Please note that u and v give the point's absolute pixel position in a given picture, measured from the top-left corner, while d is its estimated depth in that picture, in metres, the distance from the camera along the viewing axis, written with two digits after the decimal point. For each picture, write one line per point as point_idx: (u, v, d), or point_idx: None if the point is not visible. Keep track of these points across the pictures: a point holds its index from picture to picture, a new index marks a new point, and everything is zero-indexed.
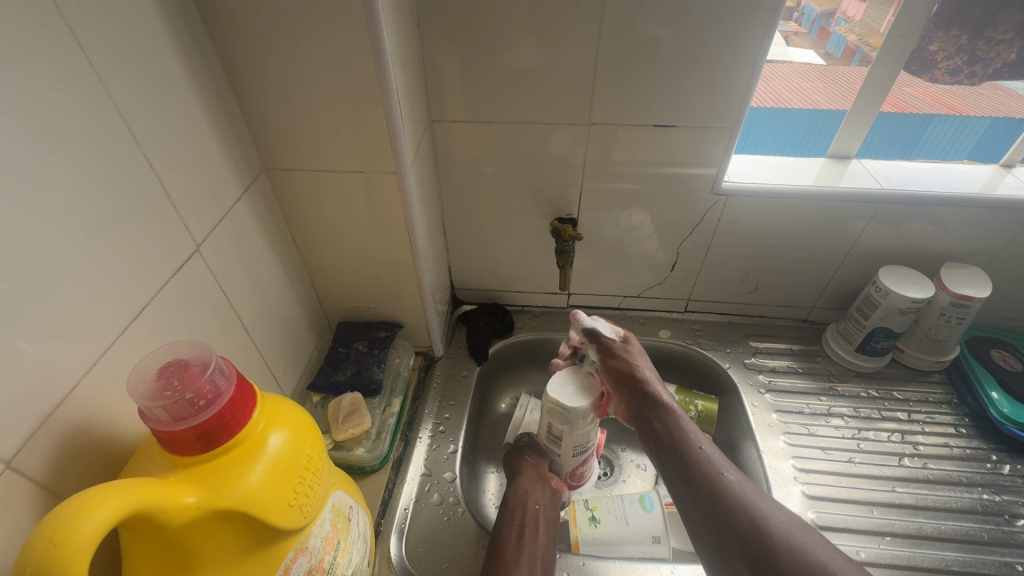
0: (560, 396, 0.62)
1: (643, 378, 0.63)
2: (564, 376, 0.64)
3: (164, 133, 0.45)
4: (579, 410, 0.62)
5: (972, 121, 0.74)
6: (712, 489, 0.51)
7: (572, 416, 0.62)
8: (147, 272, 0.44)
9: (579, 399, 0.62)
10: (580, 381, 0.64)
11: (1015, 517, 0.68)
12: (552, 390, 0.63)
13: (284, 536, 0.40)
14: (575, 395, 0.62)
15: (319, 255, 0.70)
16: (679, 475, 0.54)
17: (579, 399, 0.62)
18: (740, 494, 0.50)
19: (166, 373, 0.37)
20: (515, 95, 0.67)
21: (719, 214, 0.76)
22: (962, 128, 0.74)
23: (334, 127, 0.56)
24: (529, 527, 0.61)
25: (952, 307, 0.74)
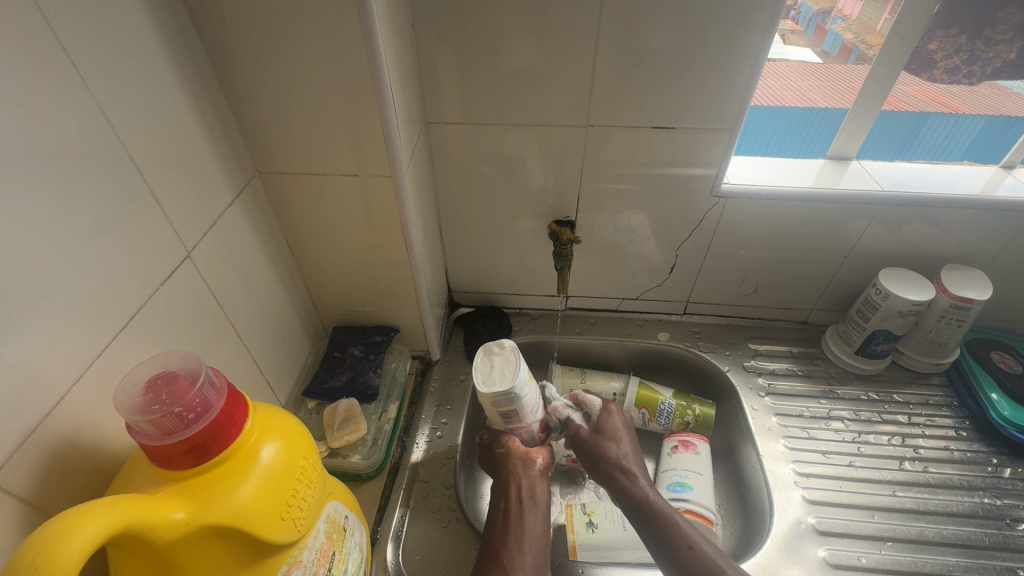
0: (491, 388, 0.57)
1: (621, 454, 0.66)
2: (480, 367, 0.59)
3: (154, 139, 0.44)
4: (515, 387, 0.58)
5: (968, 120, 0.73)
6: None
7: (512, 390, 0.58)
8: (137, 281, 0.43)
9: (505, 375, 0.58)
10: (494, 360, 0.59)
11: (1016, 521, 0.67)
12: (482, 389, 0.58)
13: (277, 550, 0.39)
14: (500, 375, 0.58)
15: (314, 259, 0.69)
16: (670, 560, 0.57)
17: (505, 370, 0.58)
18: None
19: (155, 386, 0.36)
20: (512, 96, 0.66)
21: (719, 216, 0.76)
22: (957, 128, 0.74)
23: (328, 130, 0.55)
24: (514, 510, 0.61)
25: (953, 309, 0.73)
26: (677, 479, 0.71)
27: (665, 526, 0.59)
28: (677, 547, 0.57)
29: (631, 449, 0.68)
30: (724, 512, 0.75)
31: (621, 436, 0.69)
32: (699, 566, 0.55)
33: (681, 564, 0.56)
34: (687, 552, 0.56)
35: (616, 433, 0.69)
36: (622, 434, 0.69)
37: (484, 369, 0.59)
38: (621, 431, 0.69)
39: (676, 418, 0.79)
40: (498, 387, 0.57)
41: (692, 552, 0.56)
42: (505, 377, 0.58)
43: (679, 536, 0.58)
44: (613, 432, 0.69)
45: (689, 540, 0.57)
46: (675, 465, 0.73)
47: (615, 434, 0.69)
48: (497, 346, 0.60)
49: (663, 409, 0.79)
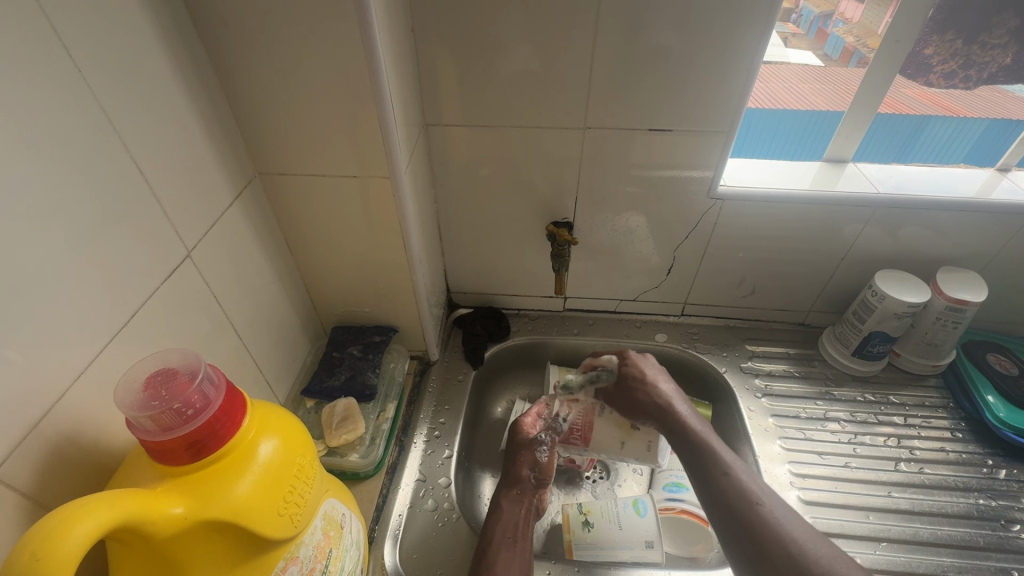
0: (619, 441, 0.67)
1: (657, 392, 0.65)
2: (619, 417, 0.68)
3: (154, 140, 0.45)
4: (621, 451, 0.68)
5: (971, 123, 0.73)
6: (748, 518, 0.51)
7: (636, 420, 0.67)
8: (137, 279, 0.44)
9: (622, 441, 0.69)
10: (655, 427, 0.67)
11: (1011, 522, 0.68)
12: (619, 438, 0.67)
13: (274, 546, 0.39)
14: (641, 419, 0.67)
15: (312, 260, 0.69)
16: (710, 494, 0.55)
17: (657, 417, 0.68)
18: (769, 514, 0.50)
19: (154, 383, 0.36)
20: (511, 98, 0.66)
21: (715, 218, 0.76)
22: (959, 130, 0.74)
23: (327, 132, 0.56)
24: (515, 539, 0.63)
25: (949, 311, 0.73)
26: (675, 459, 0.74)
27: (704, 456, 0.57)
28: (713, 475, 0.55)
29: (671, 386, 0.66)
30: None
31: (654, 376, 0.66)
32: (735, 493, 0.53)
33: (716, 490, 0.54)
34: (729, 483, 0.54)
35: (652, 375, 0.66)
36: (660, 377, 0.66)
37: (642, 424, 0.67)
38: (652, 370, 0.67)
39: None
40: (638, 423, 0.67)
41: (728, 478, 0.54)
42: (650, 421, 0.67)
43: (717, 464, 0.56)
44: (650, 371, 0.67)
45: (726, 468, 0.55)
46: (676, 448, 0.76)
47: (653, 376, 0.66)
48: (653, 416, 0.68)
49: None
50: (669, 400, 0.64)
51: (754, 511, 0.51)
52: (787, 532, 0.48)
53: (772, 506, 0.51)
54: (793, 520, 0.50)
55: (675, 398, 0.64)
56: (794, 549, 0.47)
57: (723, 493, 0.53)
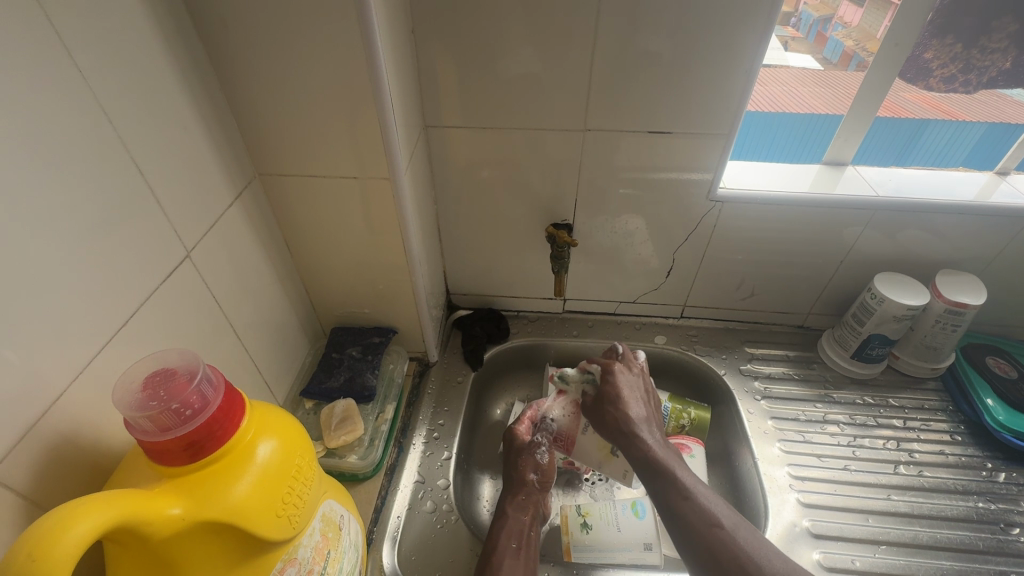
0: None
1: (627, 411, 0.62)
2: None
3: (155, 140, 0.45)
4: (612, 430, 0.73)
5: (970, 126, 0.73)
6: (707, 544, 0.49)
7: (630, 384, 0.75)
8: (137, 279, 0.44)
9: None
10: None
11: (1010, 525, 0.68)
12: None
13: (271, 547, 0.39)
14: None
15: (312, 261, 0.69)
16: (670, 518, 0.52)
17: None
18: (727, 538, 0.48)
19: (153, 383, 0.36)
20: (511, 100, 0.66)
21: (715, 221, 0.76)
22: (958, 134, 0.74)
23: (327, 133, 0.56)
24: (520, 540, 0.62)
25: (948, 314, 0.73)
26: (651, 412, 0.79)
27: (664, 480, 0.55)
28: (673, 503, 0.53)
29: (641, 408, 0.63)
30: None
31: (627, 396, 0.63)
32: (695, 519, 0.50)
33: (677, 518, 0.52)
34: (689, 509, 0.51)
35: (625, 396, 0.64)
36: (628, 396, 0.64)
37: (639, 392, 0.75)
38: (628, 389, 0.64)
39: (671, 421, 0.79)
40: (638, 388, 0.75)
41: (690, 504, 0.52)
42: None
43: (676, 489, 0.53)
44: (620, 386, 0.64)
45: (685, 493, 0.53)
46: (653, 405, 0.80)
47: (621, 393, 0.64)
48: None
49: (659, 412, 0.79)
50: (634, 423, 0.61)
51: (715, 540, 0.49)
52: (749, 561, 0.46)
53: (732, 531, 0.49)
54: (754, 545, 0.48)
55: (641, 423, 0.61)
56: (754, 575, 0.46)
57: (683, 519, 0.51)
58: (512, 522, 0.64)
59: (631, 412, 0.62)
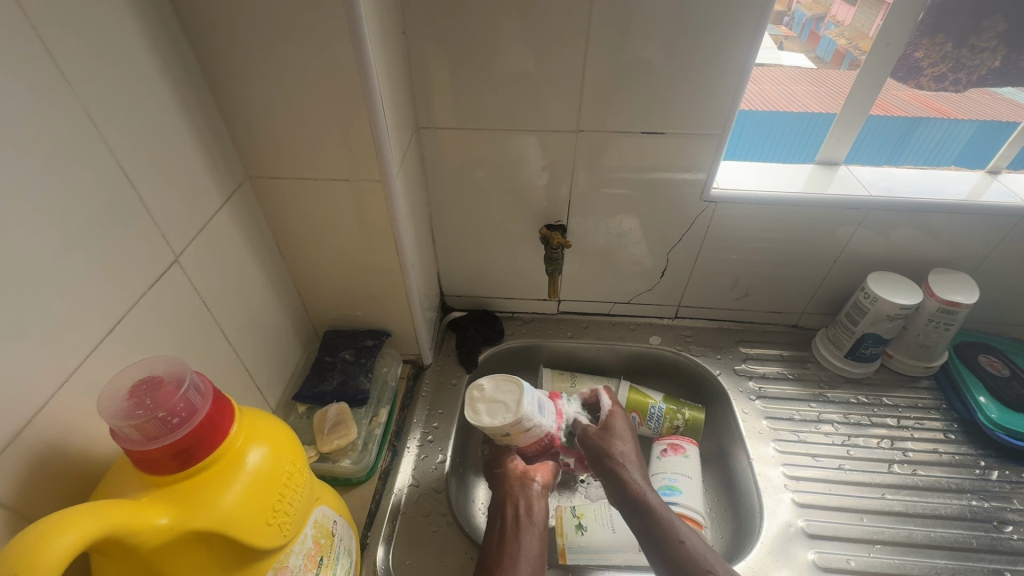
0: (480, 417, 0.63)
1: (623, 456, 0.66)
2: (485, 399, 0.64)
3: (142, 144, 0.44)
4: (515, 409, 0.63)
5: (960, 125, 0.74)
6: None
7: (480, 421, 0.63)
8: (124, 284, 0.43)
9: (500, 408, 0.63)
10: (507, 389, 0.65)
11: (1003, 523, 0.68)
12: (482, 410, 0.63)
13: (263, 556, 0.39)
14: (490, 407, 0.64)
15: (303, 264, 0.69)
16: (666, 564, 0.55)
17: (502, 383, 0.65)
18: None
19: (140, 391, 0.36)
20: (504, 100, 0.66)
21: (709, 220, 0.76)
22: (949, 132, 0.75)
23: (319, 136, 0.55)
24: (510, 528, 0.61)
25: (941, 313, 0.74)
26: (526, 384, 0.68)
27: (655, 524, 0.58)
28: (665, 543, 0.57)
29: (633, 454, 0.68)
30: (715, 515, 0.75)
31: (624, 442, 0.68)
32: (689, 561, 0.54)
33: (672, 560, 0.55)
34: (683, 552, 0.55)
35: (620, 442, 0.68)
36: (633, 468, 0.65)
37: (480, 395, 0.65)
38: (624, 437, 0.69)
39: (666, 422, 0.79)
40: (485, 419, 0.63)
41: (682, 547, 0.56)
42: (501, 415, 0.63)
43: (680, 559, 0.55)
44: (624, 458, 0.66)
45: (679, 536, 0.57)
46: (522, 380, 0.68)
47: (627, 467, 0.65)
48: (477, 391, 0.65)
49: (653, 413, 0.79)
50: (625, 462, 0.66)
51: None
52: None
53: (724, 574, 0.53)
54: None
55: (632, 463, 0.66)
56: None
57: (678, 561, 0.55)
58: (514, 547, 0.59)
59: (625, 455, 0.66)
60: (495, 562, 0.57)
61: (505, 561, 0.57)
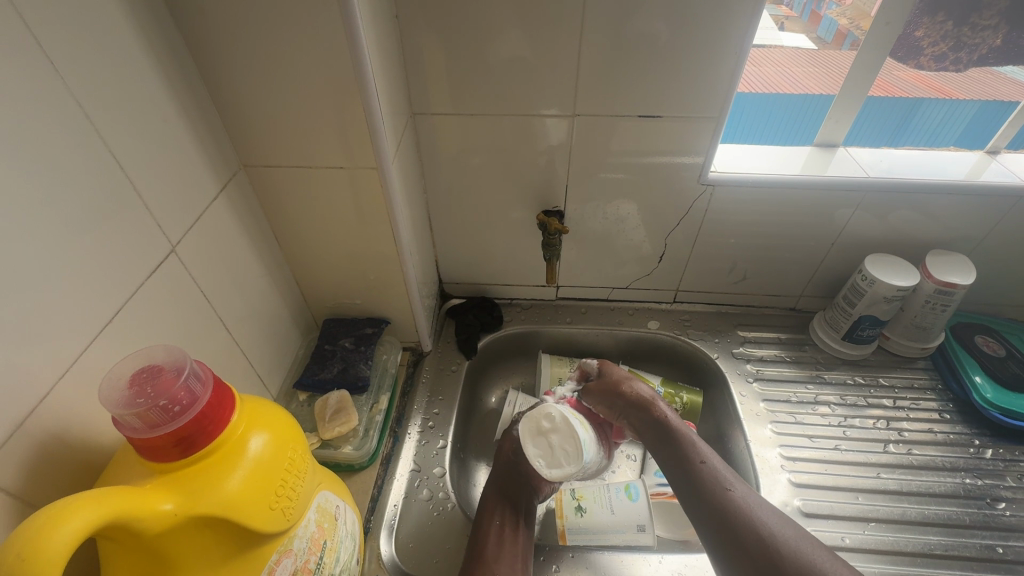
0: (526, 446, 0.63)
1: (635, 395, 0.68)
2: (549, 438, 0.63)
3: (134, 134, 0.44)
4: (551, 473, 0.61)
5: (959, 105, 0.74)
6: (721, 503, 0.52)
7: (524, 439, 0.64)
8: (121, 275, 0.43)
9: (546, 459, 0.62)
10: (567, 446, 0.62)
11: (996, 500, 0.69)
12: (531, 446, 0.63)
13: (266, 539, 0.39)
14: (541, 442, 0.63)
15: (300, 253, 0.69)
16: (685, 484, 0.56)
17: (572, 443, 0.62)
18: (742, 507, 0.51)
19: (140, 380, 0.36)
20: (499, 85, 0.65)
21: (706, 204, 0.76)
22: (951, 112, 0.74)
23: (313, 123, 0.55)
24: (508, 527, 0.62)
25: (937, 294, 0.74)
26: (592, 453, 0.64)
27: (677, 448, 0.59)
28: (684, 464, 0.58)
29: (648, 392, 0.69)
30: None
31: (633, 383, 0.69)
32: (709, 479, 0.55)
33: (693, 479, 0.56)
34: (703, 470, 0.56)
35: (628, 383, 0.69)
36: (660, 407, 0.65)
37: (546, 428, 0.64)
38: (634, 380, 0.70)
39: None
40: (528, 449, 0.63)
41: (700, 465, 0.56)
42: (539, 462, 0.62)
43: (699, 478, 0.55)
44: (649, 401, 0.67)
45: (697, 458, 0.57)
46: (592, 448, 0.64)
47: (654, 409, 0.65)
48: (546, 422, 0.64)
49: None
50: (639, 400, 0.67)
51: (725, 497, 0.53)
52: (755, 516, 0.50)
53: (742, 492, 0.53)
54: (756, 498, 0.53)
55: (645, 399, 0.67)
56: (757, 519, 0.50)
57: (698, 480, 0.55)
58: (507, 544, 0.60)
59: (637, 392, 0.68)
60: (491, 559, 0.58)
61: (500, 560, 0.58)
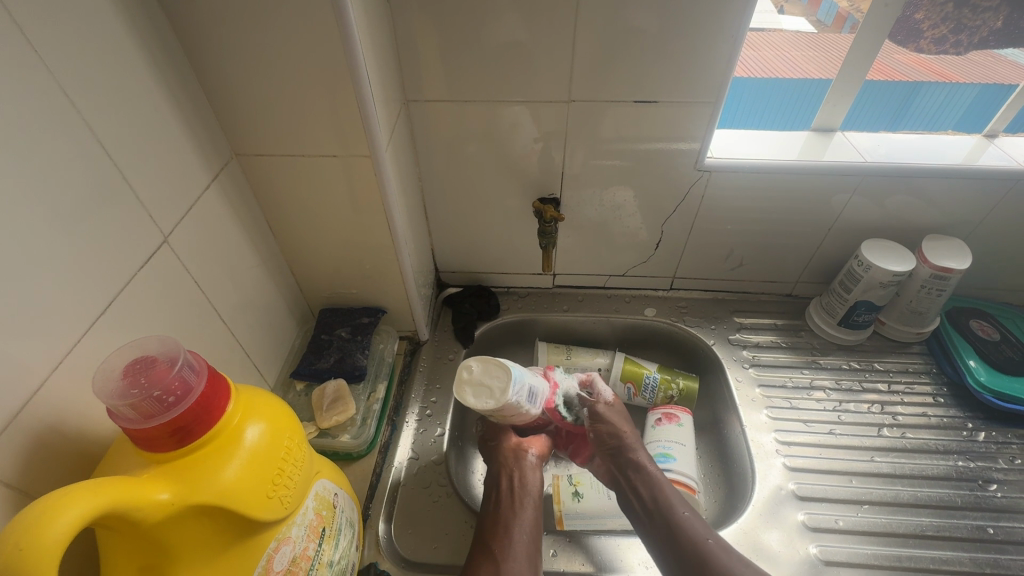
0: (462, 395, 0.56)
1: (626, 437, 0.67)
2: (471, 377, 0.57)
3: (123, 123, 0.43)
4: (501, 399, 0.56)
5: (962, 88, 0.72)
6: (701, 565, 0.54)
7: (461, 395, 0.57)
8: (113, 265, 0.43)
9: (482, 394, 0.56)
10: (496, 376, 0.57)
11: (988, 482, 0.70)
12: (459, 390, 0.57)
13: (264, 527, 0.40)
14: (476, 390, 0.56)
15: (295, 243, 0.68)
16: (665, 539, 0.58)
17: (491, 367, 0.57)
18: (725, 569, 0.53)
19: (134, 370, 0.36)
20: (494, 71, 0.64)
21: (703, 190, 0.76)
22: (951, 96, 0.73)
23: (306, 111, 0.54)
24: (507, 501, 0.62)
25: (933, 279, 0.74)
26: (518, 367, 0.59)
27: (661, 502, 0.61)
28: (666, 518, 0.59)
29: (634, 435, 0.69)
30: (709, 480, 0.77)
31: (624, 425, 0.69)
32: (690, 538, 0.57)
33: (674, 534, 0.57)
34: (688, 525, 0.58)
35: (620, 420, 0.69)
36: (646, 457, 0.66)
37: (468, 377, 0.57)
38: (624, 419, 0.70)
39: (661, 391, 0.80)
40: (469, 403, 0.56)
41: (683, 522, 0.58)
42: (483, 399, 0.56)
43: (681, 533, 0.57)
44: (636, 447, 0.67)
45: (678, 514, 0.59)
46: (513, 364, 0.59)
47: (640, 456, 0.66)
48: (466, 372, 0.57)
49: (647, 383, 0.80)
50: (628, 443, 0.67)
51: (707, 557, 0.54)
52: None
53: (724, 549, 0.55)
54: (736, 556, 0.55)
55: (634, 443, 0.67)
56: None
57: (681, 535, 0.57)
58: (510, 517, 0.60)
59: (628, 434, 0.68)
60: (493, 534, 0.59)
61: (502, 531, 0.59)
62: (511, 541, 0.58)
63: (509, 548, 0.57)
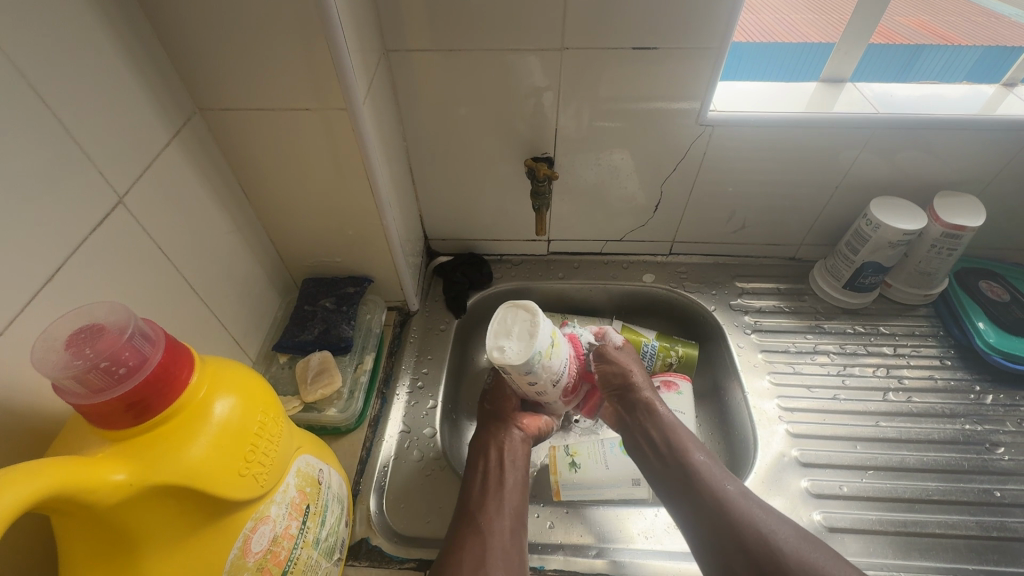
0: (525, 352, 0.55)
1: (634, 381, 0.65)
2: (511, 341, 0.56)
3: (59, 69, 0.38)
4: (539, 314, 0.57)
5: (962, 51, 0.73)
6: (720, 508, 0.53)
7: (525, 363, 0.55)
8: (58, 229, 0.39)
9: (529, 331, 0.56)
10: (516, 320, 0.57)
11: (995, 445, 0.68)
12: (521, 352, 0.55)
13: (238, 506, 0.37)
14: (519, 335, 0.56)
15: (271, 207, 0.64)
16: (683, 485, 0.56)
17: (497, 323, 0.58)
18: (746, 515, 0.52)
19: (80, 340, 0.33)
20: (479, 15, 0.59)
21: (705, 147, 0.71)
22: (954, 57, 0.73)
23: (272, 59, 0.49)
24: (494, 472, 0.60)
25: (945, 238, 0.71)
26: None
27: (676, 447, 0.59)
28: (681, 465, 0.57)
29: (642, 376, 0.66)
30: (709, 449, 0.75)
31: (631, 367, 0.66)
32: (707, 482, 0.55)
33: (691, 479, 0.56)
34: (703, 469, 0.56)
35: (628, 363, 0.66)
36: (655, 398, 0.64)
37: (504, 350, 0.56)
38: (632, 362, 0.67)
39: (660, 358, 0.77)
40: (531, 345, 0.55)
41: (697, 467, 0.57)
42: (533, 330, 0.56)
43: (697, 477, 0.56)
44: (646, 390, 0.64)
45: (691, 459, 0.57)
46: None
47: (649, 398, 0.63)
48: (499, 352, 0.56)
49: (646, 351, 0.77)
50: (637, 387, 0.64)
51: (726, 502, 0.53)
52: (757, 527, 0.51)
53: (741, 494, 0.54)
54: (755, 506, 0.53)
55: (642, 386, 0.64)
56: (763, 529, 0.51)
57: (698, 479, 0.56)
58: (496, 491, 0.58)
59: (636, 376, 0.65)
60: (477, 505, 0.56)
61: (486, 505, 0.56)
62: (497, 515, 0.55)
63: (490, 523, 0.55)
